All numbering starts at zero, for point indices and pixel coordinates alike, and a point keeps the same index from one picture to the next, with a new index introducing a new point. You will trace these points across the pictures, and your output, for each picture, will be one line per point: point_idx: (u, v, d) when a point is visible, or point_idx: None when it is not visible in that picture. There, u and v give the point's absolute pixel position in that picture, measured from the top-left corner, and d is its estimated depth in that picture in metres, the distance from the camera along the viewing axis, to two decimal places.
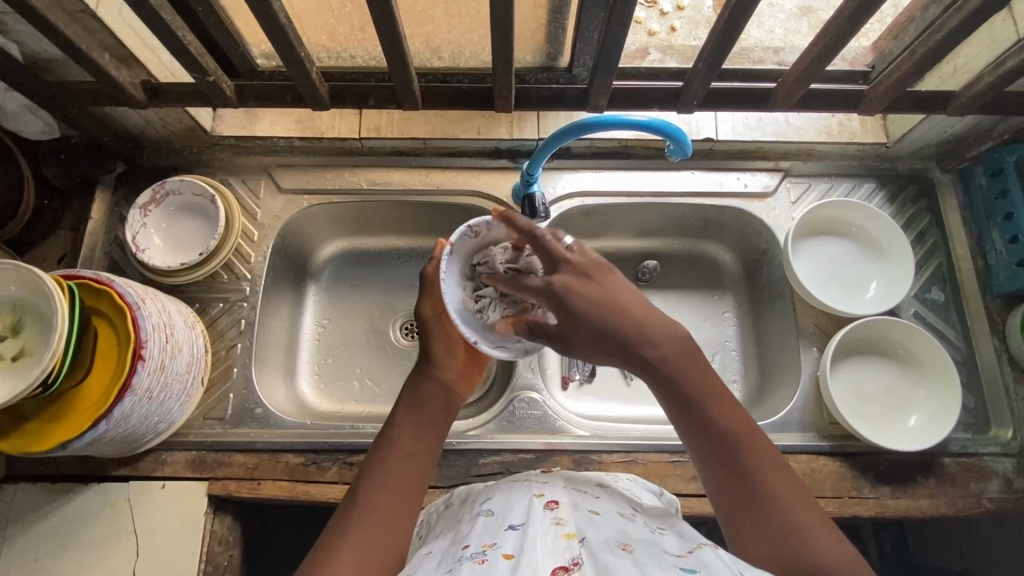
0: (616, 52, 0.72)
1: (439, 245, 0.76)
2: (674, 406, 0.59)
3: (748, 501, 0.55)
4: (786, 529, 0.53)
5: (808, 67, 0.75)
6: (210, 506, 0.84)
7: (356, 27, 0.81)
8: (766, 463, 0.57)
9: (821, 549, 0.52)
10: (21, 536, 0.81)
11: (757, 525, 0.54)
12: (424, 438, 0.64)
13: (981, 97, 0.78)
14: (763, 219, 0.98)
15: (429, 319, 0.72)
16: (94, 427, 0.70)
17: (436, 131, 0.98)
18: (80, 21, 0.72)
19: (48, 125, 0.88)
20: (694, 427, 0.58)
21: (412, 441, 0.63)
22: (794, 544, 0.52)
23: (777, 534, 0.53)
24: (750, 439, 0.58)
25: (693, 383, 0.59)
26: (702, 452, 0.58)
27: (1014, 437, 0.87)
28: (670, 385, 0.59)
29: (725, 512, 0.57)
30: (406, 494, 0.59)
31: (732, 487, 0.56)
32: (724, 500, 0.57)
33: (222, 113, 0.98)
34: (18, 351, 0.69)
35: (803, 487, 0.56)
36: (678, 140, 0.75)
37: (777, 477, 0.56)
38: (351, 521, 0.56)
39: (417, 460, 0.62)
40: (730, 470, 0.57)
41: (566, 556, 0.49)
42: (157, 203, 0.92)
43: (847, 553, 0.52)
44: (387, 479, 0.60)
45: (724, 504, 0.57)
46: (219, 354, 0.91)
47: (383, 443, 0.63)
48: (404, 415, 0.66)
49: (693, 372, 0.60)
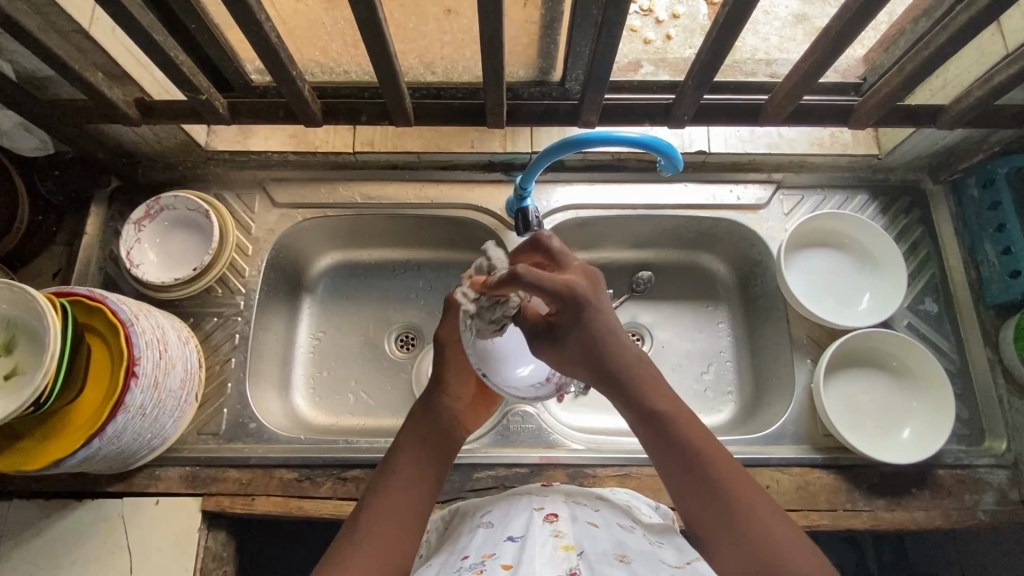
0: (605, 69, 0.72)
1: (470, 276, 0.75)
2: (641, 418, 0.61)
3: (721, 516, 0.55)
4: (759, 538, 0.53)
5: (797, 83, 0.75)
6: (203, 521, 0.84)
7: (349, 43, 0.82)
8: (734, 475, 0.57)
9: (791, 552, 0.52)
10: (15, 553, 0.81)
11: (729, 539, 0.54)
12: (427, 465, 0.65)
13: (970, 111, 0.78)
14: (756, 231, 0.98)
15: (445, 343, 0.70)
16: (87, 445, 0.71)
17: (431, 145, 0.98)
18: (73, 41, 0.72)
19: (42, 142, 0.88)
20: (661, 442, 0.60)
21: (416, 465, 0.64)
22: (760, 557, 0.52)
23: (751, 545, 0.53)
24: (714, 450, 0.59)
25: (659, 396, 0.61)
26: (670, 466, 0.59)
27: (1009, 449, 0.87)
28: (638, 399, 0.61)
29: (698, 527, 0.57)
30: (410, 520, 0.59)
31: (702, 503, 0.57)
32: (698, 519, 0.57)
33: (217, 128, 0.98)
34: (10, 369, 0.69)
35: (769, 496, 0.57)
36: (668, 155, 0.75)
37: (747, 487, 0.56)
38: (354, 543, 0.56)
39: (421, 486, 0.63)
40: (698, 484, 0.57)
41: (564, 566, 0.49)
42: (151, 217, 0.92)
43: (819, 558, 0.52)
44: (390, 503, 0.60)
45: (696, 516, 0.57)
46: (213, 368, 0.91)
47: (386, 470, 0.64)
48: (409, 440, 0.67)
49: (652, 389, 0.61)
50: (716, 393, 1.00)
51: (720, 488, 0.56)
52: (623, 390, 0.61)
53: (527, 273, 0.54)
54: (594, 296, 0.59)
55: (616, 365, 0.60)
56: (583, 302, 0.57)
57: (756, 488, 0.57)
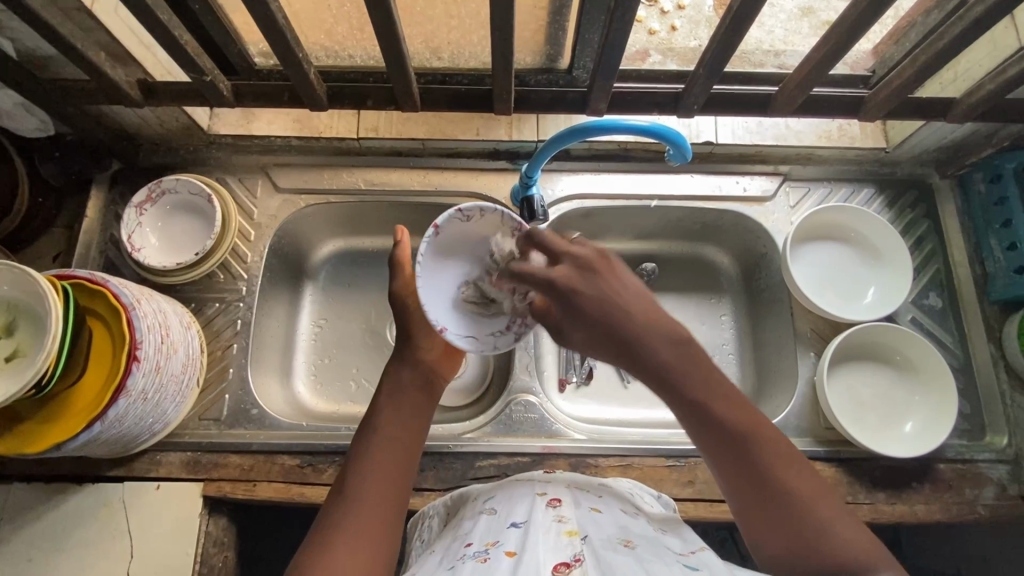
0: (616, 56, 0.71)
1: (401, 231, 0.82)
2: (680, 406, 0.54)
3: (771, 507, 0.51)
4: (806, 526, 0.50)
5: (809, 73, 0.74)
6: (205, 506, 0.83)
7: (356, 27, 0.81)
8: (785, 460, 0.53)
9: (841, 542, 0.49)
10: (16, 536, 0.80)
11: (780, 529, 0.51)
12: (412, 417, 0.66)
13: (982, 105, 0.77)
14: (762, 224, 0.97)
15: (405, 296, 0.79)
16: (89, 428, 0.70)
17: (435, 132, 0.97)
18: (75, 19, 0.71)
19: (42, 123, 0.87)
20: (705, 426, 0.53)
21: (400, 419, 0.65)
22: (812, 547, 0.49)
23: (800, 536, 0.50)
24: (764, 435, 0.53)
25: (699, 378, 0.54)
26: (711, 452, 0.54)
27: (1009, 443, 0.88)
28: (678, 386, 0.54)
29: (743, 517, 0.53)
30: (398, 473, 0.60)
31: (748, 492, 0.52)
32: (745, 509, 0.53)
33: (219, 111, 0.97)
34: (12, 351, 0.68)
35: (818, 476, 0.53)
36: (677, 145, 0.75)
37: (794, 475, 0.52)
38: (344, 506, 0.56)
39: (404, 443, 0.63)
40: (748, 473, 0.52)
41: (568, 552, 0.48)
42: (153, 201, 0.91)
43: (864, 537, 0.50)
44: (376, 460, 0.60)
45: (743, 504, 0.53)
46: (215, 354, 0.90)
47: (369, 427, 0.64)
48: (387, 397, 0.67)
49: (694, 375, 0.54)
50: None
51: (767, 477, 0.52)
52: (659, 378, 0.54)
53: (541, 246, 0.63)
54: (592, 279, 0.57)
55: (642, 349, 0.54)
56: (574, 291, 0.57)
57: (802, 468, 0.53)
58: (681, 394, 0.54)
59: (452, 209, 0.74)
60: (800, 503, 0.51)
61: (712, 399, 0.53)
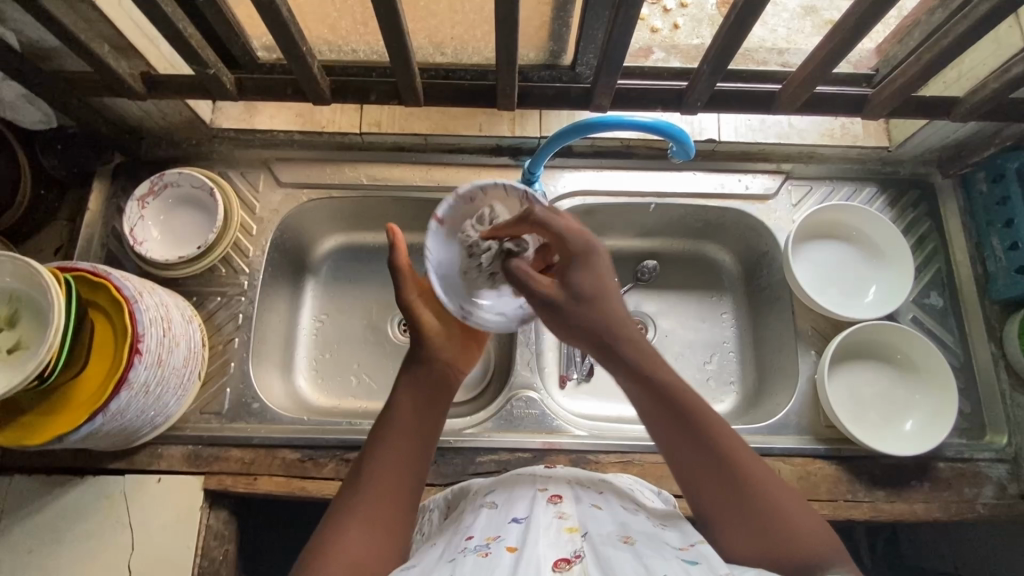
0: (620, 53, 0.71)
1: (392, 229, 0.69)
2: (653, 393, 0.58)
3: (738, 499, 0.55)
4: (772, 515, 0.54)
5: (814, 70, 0.74)
6: (206, 499, 0.84)
7: (358, 21, 0.80)
8: (746, 455, 0.57)
9: (804, 531, 0.53)
10: (17, 527, 0.81)
11: (745, 520, 0.54)
12: (427, 413, 0.64)
13: (985, 104, 0.78)
14: (763, 221, 0.97)
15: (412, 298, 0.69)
16: (91, 420, 0.70)
17: (438, 127, 0.98)
18: (79, 11, 0.71)
19: (45, 116, 0.88)
20: (675, 421, 0.57)
21: (416, 415, 0.63)
22: (779, 534, 0.53)
23: (766, 525, 0.53)
24: (733, 434, 0.58)
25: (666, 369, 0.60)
26: (677, 442, 0.57)
27: (1009, 443, 0.88)
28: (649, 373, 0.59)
29: (708, 516, 0.56)
30: (408, 475, 0.59)
31: (714, 485, 0.56)
32: (710, 508, 0.56)
33: (223, 105, 0.98)
34: (14, 343, 0.68)
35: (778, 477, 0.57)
36: (680, 142, 0.75)
37: (756, 469, 0.56)
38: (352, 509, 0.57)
39: (418, 442, 0.62)
40: (714, 463, 0.56)
41: (568, 548, 0.49)
42: (155, 194, 0.91)
43: (826, 533, 0.54)
44: (388, 459, 0.60)
45: (708, 499, 0.56)
46: (216, 347, 0.90)
47: (385, 421, 0.63)
48: (405, 389, 0.65)
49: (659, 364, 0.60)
50: (718, 383, 1.00)
51: (732, 468, 0.56)
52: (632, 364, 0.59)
53: (540, 211, 0.61)
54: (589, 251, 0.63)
55: (626, 338, 0.60)
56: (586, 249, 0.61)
57: (762, 466, 0.57)
58: (651, 384, 0.59)
59: (449, 197, 0.65)
60: (764, 493, 0.55)
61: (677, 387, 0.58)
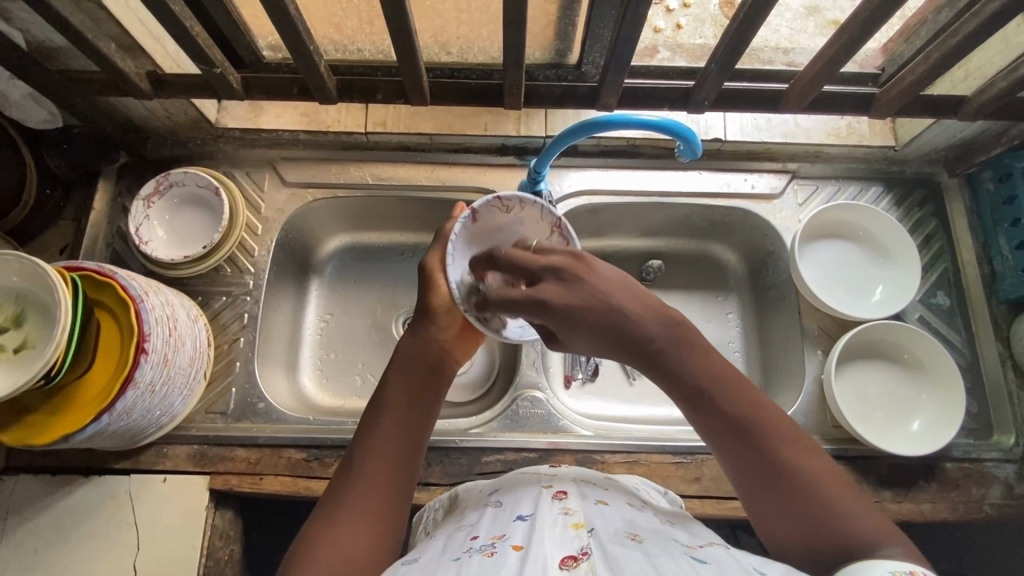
0: (628, 51, 0.71)
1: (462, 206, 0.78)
2: (685, 390, 0.55)
3: (781, 492, 0.53)
4: (818, 506, 0.51)
5: (821, 70, 0.74)
6: (211, 499, 0.83)
7: (365, 20, 0.80)
8: (789, 443, 0.54)
9: (853, 520, 0.51)
10: (22, 527, 0.81)
11: (790, 513, 0.52)
12: (422, 401, 0.63)
13: (993, 102, 0.77)
14: (769, 221, 0.97)
15: (434, 271, 0.68)
16: (97, 420, 0.70)
17: (443, 127, 0.97)
18: (86, 11, 0.71)
19: (50, 115, 0.89)
20: (712, 416, 0.55)
21: (409, 403, 0.62)
22: (828, 526, 0.51)
23: (812, 517, 0.51)
24: (776, 420, 0.54)
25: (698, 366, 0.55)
26: (715, 434, 0.55)
27: (1016, 443, 0.87)
28: (679, 373, 0.55)
29: (752, 503, 0.55)
30: (399, 465, 0.59)
31: (756, 477, 0.54)
32: (755, 499, 0.54)
33: (228, 105, 0.97)
34: (20, 342, 0.68)
35: (826, 457, 0.54)
36: (688, 141, 0.75)
37: (799, 457, 0.53)
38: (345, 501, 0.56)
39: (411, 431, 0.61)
40: (755, 456, 0.54)
41: (575, 545, 0.49)
42: (160, 194, 0.91)
43: (877, 519, 0.51)
44: (381, 449, 0.59)
45: (751, 489, 0.54)
46: (221, 347, 0.90)
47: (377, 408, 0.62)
48: (400, 373, 0.64)
49: (690, 361, 0.55)
50: None
51: (773, 460, 0.53)
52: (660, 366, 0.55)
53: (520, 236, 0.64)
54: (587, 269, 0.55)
55: (654, 338, 0.54)
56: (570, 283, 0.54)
57: (808, 449, 0.54)
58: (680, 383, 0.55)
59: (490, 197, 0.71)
60: (809, 483, 0.52)
61: (710, 381, 0.55)
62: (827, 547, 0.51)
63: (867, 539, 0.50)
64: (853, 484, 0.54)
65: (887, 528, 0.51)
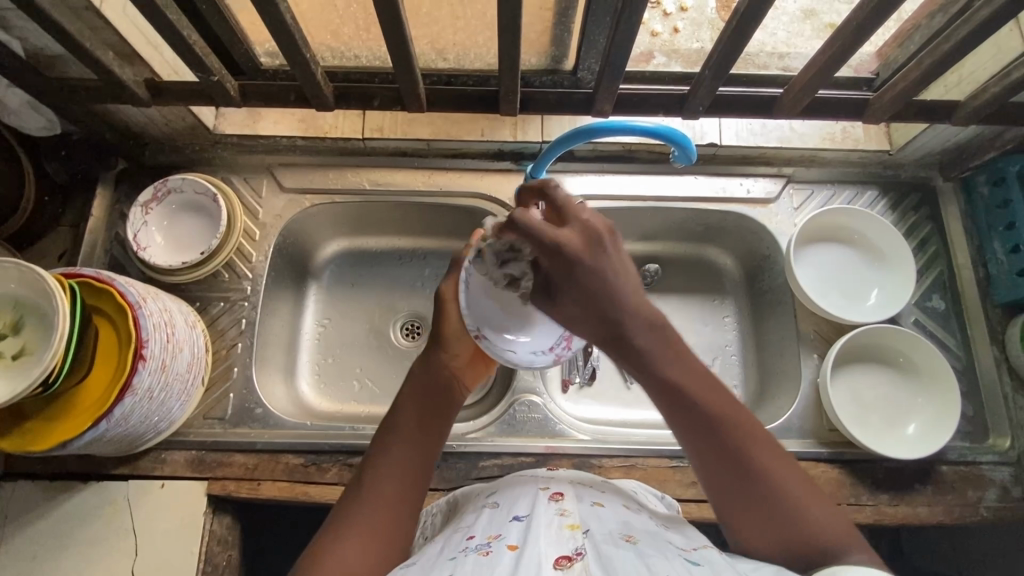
0: (622, 58, 0.72)
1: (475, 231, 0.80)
2: (663, 387, 0.56)
3: (749, 491, 0.54)
4: (784, 506, 0.53)
5: (815, 76, 0.74)
6: (210, 505, 0.84)
7: (361, 27, 0.81)
8: (757, 443, 0.56)
9: (814, 521, 0.53)
10: (21, 533, 0.81)
11: (757, 511, 0.54)
12: (433, 425, 0.65)
13: (986, 107, 0.78)
14: (765, 225, 0.98)
15: (448, 300, 0.71)
16: (95, 427, 0.70)
17: (440, 132, 0.98)
18: (84, 19, 0.72)
19: (49, 122, 0.88)
20: (688, 413, 0.56)
21: (419, 425, 0.64)
22: (792, 525, 0.53)
23: (777, 516, 0.53)
24: (746, 421, 0.56)
25: (674, 363, 0.57)
26: (688, 432, 0.56)
27: (1012, 446, 0.88)
28: (658, 369, 0.56)
29: (718, 502, 0.56)
30: (411, 483, 0.60)
31: (727, 475, 0.55)
32: (722, 497, 0.56)
33: (225, 111, 0.98)
34: (19, 349, 0.69)
35: (791, 460, 0.56)
36: (683, 147, 0.75)
37: (766, 457, 0.55)
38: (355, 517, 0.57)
39: (423, 453, 0.62)
40: (725, 455, 0.55)
41: (569, 546, 0.49)
42: (159, 200, 0.92)
43: (839, 522, 0.53)
44: (392, 467, 0.60)
45: (720, 487, 0.56)
46: (219, 353, 0.91)
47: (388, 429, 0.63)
48: (411, 396, 0.66)
49: (667, 357, 0.57)
50: None
51: (742, 459, 0.55)
52: (640, 360, 0.56)
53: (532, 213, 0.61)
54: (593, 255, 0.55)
55: (635, 331, 0.56)
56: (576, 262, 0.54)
57: (774, 450, 0.56)
58: (658, 378, 0.56)
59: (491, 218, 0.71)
60: (775, 483, 0.54)
61: (686, 378, 0.56)
62: (790, 546, 0.53)
63: (826, 539, 0.52)
64: (815, 486, 0.56)
65: (848, 533, 0.53)
